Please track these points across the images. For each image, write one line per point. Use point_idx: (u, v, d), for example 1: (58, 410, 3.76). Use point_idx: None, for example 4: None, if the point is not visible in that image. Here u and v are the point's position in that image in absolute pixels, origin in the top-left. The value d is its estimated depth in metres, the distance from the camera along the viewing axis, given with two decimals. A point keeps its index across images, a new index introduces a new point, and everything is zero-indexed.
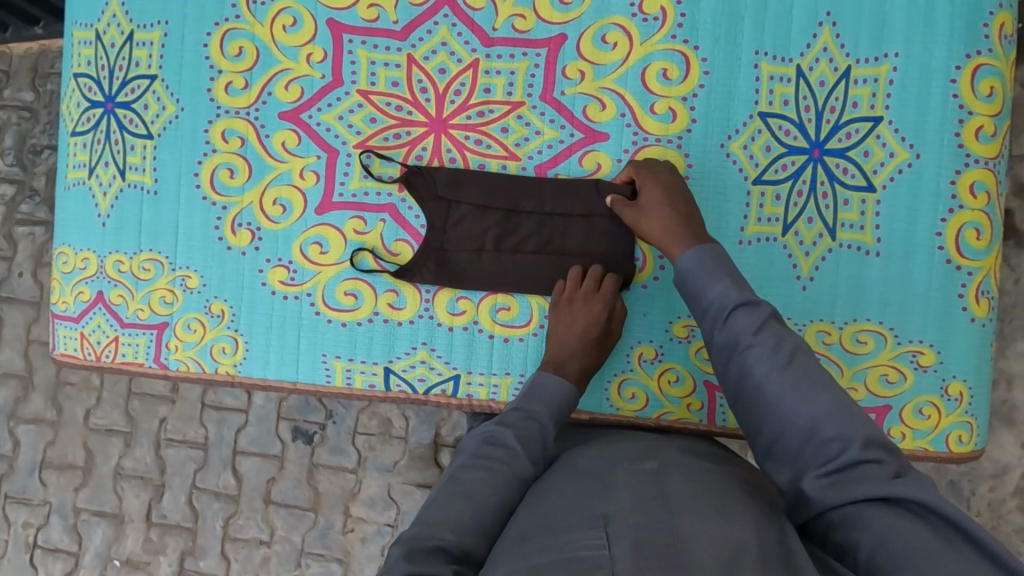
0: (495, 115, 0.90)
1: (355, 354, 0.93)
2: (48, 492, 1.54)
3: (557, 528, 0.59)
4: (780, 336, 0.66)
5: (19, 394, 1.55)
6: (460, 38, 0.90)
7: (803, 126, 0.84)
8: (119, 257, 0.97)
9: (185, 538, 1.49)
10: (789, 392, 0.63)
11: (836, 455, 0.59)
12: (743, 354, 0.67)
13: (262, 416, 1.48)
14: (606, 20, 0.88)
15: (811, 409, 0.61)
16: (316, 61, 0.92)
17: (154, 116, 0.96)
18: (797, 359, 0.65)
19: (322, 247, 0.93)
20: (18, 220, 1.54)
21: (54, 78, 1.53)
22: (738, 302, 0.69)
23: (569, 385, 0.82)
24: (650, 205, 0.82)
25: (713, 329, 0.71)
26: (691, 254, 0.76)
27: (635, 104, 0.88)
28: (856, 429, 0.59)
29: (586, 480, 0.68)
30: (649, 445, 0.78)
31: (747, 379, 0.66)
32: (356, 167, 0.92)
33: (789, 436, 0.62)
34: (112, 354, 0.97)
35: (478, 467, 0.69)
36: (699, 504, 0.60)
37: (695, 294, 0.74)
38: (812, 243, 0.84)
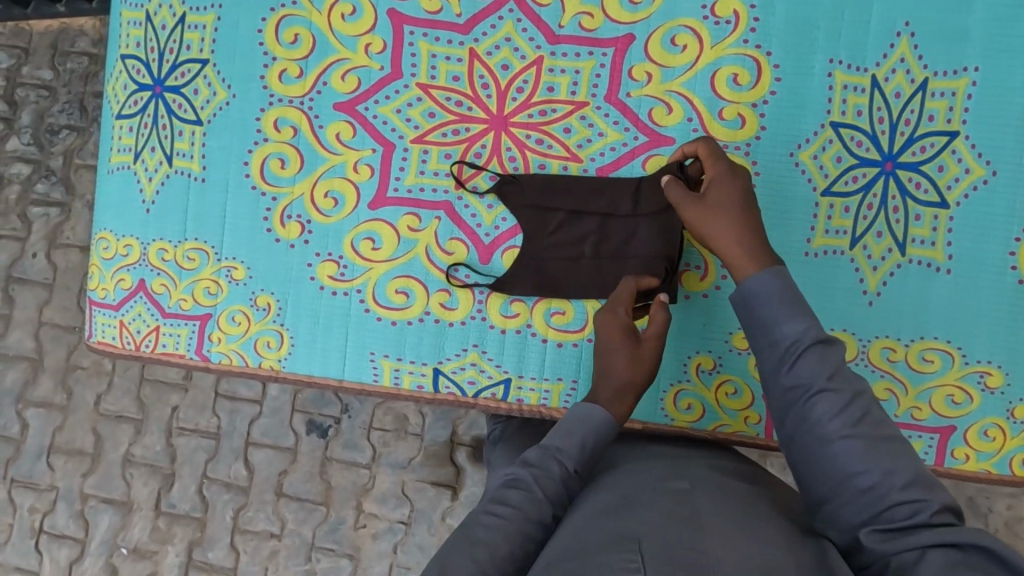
0: (558, 114, 0.88)
1: (404, 353, 0.91)
2: (55, 477, 1.50)
3: (582, 550, 0.57)
4: (852, 384, 0.61)
5: (28, 376, 1.51)
6: (525, 33, 0.88)
7: (876, 138, 0.83)
8: (163, 245, 0.94)
9: (193, 528, 1.45)
10: (858, 453, 0.57)
11: (905, 517, 0.55)
12: (814, 399, 0.60)
13: (276, 408, 1.46)
14: (676, 22, 0.86)
15: (880, 471, 0.57)
16: (375, 52, 0.90)
17: (204, 101, 0.93)
18: (867, 417, 0.59)
19: (374, 243, 0.91)
20: (33, 200, 1.51)
21: (74, 57, 1.51)
22: (816, 343, 0.62)
23: (595, 410, 0.75)
24: (720, 206, 0.73)
25: (778, 368, 0.63)
26: (768, 273, 0.66)
27: (704, 109, 0.86)
28: (929, 496, 0.56)
29: (615, 502, 0.65)
30: (674, 463, 0.76)
31: (809, 429, 0.60)
32: (413, 162, 0.90)
33: (848, 498, 0.58)
34: (152, 344, 0.95)
35: (490, 514, 0.65)
36: (728, 521, 0.59)
37: (766, 326, 0.65)
38: (880, 258, 0.83)
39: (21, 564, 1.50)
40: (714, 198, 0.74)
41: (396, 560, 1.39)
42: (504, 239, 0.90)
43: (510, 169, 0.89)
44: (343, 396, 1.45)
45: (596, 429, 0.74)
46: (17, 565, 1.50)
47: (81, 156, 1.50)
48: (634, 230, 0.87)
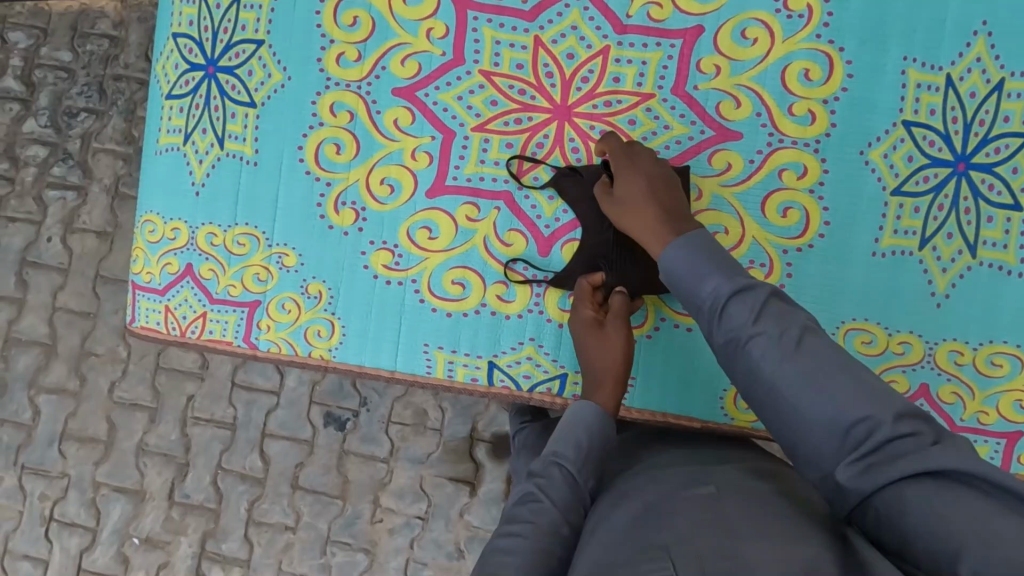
0: (623, 106, 0.86)
1: (458, 346, 0.89)
2: (67, 464, 1.44)
3: (614, 563, 0.56)
4: (784, 320, 0.60)
5: (41, 361, 1.46)
6: (592, 22, 0.86)
7: (949, 137, 0.82)
8: (212, 229, 0.92)
9: (207, 519, 1.41)
10: (802, 383, 0.57)
11: (867, 438, 0.54)
12: (746, 347, 0.60)
13: (293, 399, 1.42)
14: (747, 15, 0.84)
15: (830, 395, 0.55)
16: (437, 37, 0.88)
17: (258, 83, 0.91)
18: (806, 342, 0.58)
19: (431, 232, 0.89)
20: (49, 183, 1.47)
21: (94, 38, 1.48)
22: (730, 294, 0.63)
23: (580, 408, 0.77)
24: (630, 196, 0.77)
25: (711, 328, 0.64)
26: (672, 248, 0.70)
27: (773, 104, 0.84)
28: (879, 407, 0.54)
29: (641, 510, 0.64)
30: (699, 466, 0.72)
31: (755, 376, 0.59)
32: (473, 150, 0.88)
33: (813, 432, 0.56)
34: (199, 330, 0.93)
35: (505, 536, 0.65)
36: (767, 525, 0.56)
37: (689, 294, 0.67)
38: (950, 260, 0.82)
39: (29, 553, 1.44)
40: (624, 189, 0.79)
41: (412, 555, 1.36)
42: (564, 231, 0.88)
43: (573, 160, 0.87)
44: (362, 387, 1.42)
45: (588, 426, 0.75)
46: (25, 554, 1.44)
47: (99, 139, 1.47)
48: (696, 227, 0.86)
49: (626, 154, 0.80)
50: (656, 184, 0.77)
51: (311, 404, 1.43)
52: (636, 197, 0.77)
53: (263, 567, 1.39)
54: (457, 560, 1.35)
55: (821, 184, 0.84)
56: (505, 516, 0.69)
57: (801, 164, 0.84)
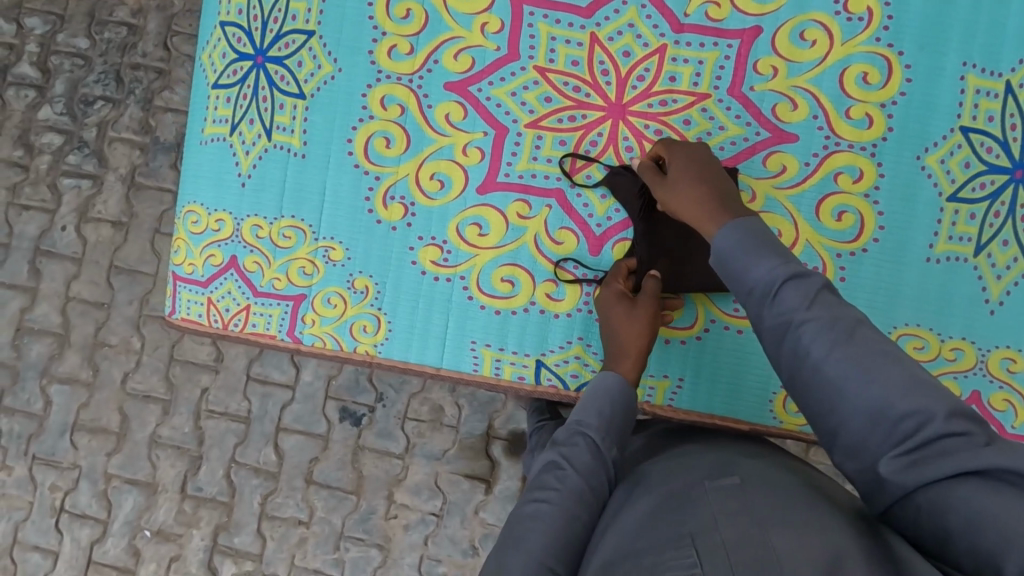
0: (678, 105, 0.86)
1: (506, 343, 0.89)
2: (78, 455, 1.43)
3: (640, 550, 0.58)
4: (838, 309, 0.57)
5: (54, 351, 1.44)
6: (649, 20, 0.86)
7: (1007, 144, 0.81)
8: (258, 222, 0.91)
9: (220, 512, 1.40)
10: (853, 371, 0.53)
11: (915, 432, 0.51)
12: (796, 329, 0.57)
13: (309, 394, 1.41)
14: (806, 16, 0.84)
15: (880, 386, 0.52)
16: (492, 31, 0.87)
17: (308, 74, 0.90)
18: (856, 330, 0.55)
19: (481, 228, 0.88)
20: (64, 171, 1.45)
21: (112, 26, 1.46)
22: (787, 276, 0.59)
23: (602, 378, 0.77)
24: (676, 187, 0.76)
25: (761, 311, 0.60)
26: (721, 232, 0.67)
27: (830, 106, 0.84)
28: (931, 402, 0.51)
29: (662, 499, 0.65)
30: (721, 457, 0.72)
31: (798, 359, 0.56)
32: (526, 147, 0.87)
33: (855, 418, 0.53)
34: (241, 323, 0.92)
35: (532, 502, 0.68)
36: (798, 515, 0.56)
37: (737, 275, 0.63)
38: (1005, 267, 0.82)
39: (38, 544, 1.43)
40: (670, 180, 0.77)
41: (426, 551, 1.35)
42: (614, 231, 0.87)
43: (626, 159, 0.86)
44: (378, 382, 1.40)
45: (610, 396, 0.75)
46: (35, 544, 1.43)
47: (115, 128, 1.45)
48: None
49: (669, 149, 0.80)
50: (704, 176, 0.74)
51: (326, 398, 1.42)
52: (680, 189, 0.75)
53: (276, 561, 1.38)
54: (471, 556, 1.35)
55: (876, 188, 0.84)
56: (531, 483, 0.71)
57: (857, 168, 0.84)
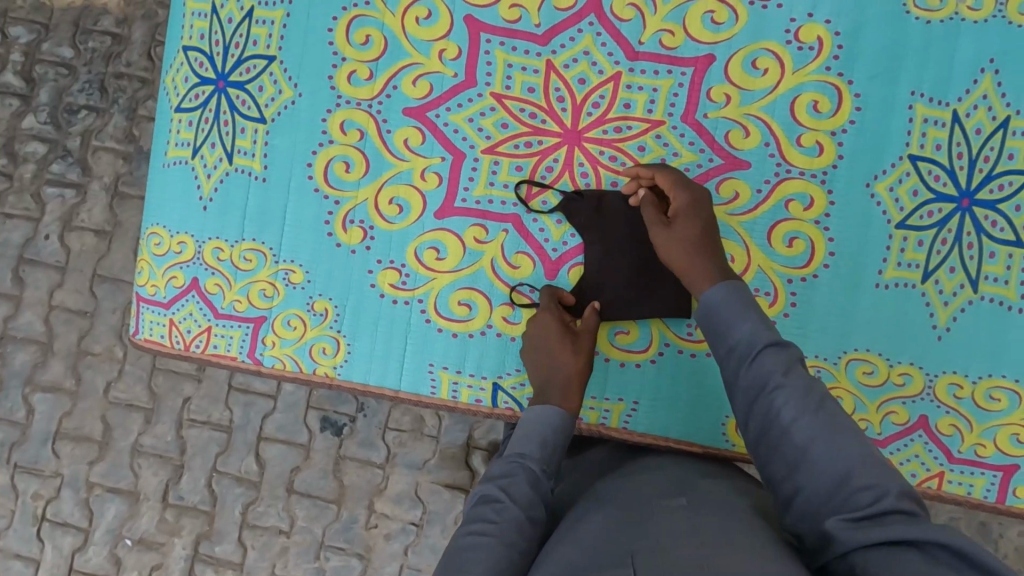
0: (633, 132, 0.87)
1: (464, 366, 0.90)
2: (61, 464, 1.44)
3: (586, 566, 0.58)
4: (811, 382, 0.62)
5: (37, 359, 1.45)
6: (604, 48, 0.87)
7: (954, 173, 0.83)
8: (219, 244, 0.92)
9: (202, 521, 1.40)
10: (818, 438, 0.58)
11: (868, 503, 0.54)
12: (770, 393, 0.62)
13: (291, 403, 1.41)
14: (759, 44, 0.85)
15: (841, 456, 0.57)
16: (449, 58, 0.88)
17: (268, 99, 0.91)
18: (826, 403, 0.61)
19: (439, 252, 0.89)
20: (48, 180, 1.45)
21: (96, 35, 1.45)
22: (768, 342, 0.65)
23: (541, 408, 0.79)
24: (681, 237, 0.79)
25: (738, 371, 0.66)
26: (714, 287, 0.72)
27: (781, 134, 0.85)
28: (886, 480, 0.55)
29: (618, 517, 0.66)
30: (677, 484, 0.74)
31: (769, 421, 0.62)
32: (482, 173, 0.88)
33: (815, 484, 0.57)
34: (203, 345, 0.93)
35: (468, 532, 0.66)
36: (743, 543, 0.57)
37: (723, 333, 0.69)
38: (952, 293, 0.83)
39: (21, 551, 1.44)
40: (678, 226, 0.79)
41: (407, 561, 1.35)
42: (570, 255, 0.88)
43: (581, 185, 0.87)
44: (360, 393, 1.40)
45: (551, 426, 0.77)
46: (18, 552, 1.44)
47: (99, 137, 1.44)
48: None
49: (682, 187, 0.81)
50: (709, 233, 0.79)
51: (308, 408, 1.42)
52: (688, 239, 0.78)
53: (257, 569, 1.38)
54: None
55: (827, 216, 0.85)
56: (466, 515, 0.69)
57: (808, 195, 0.85)
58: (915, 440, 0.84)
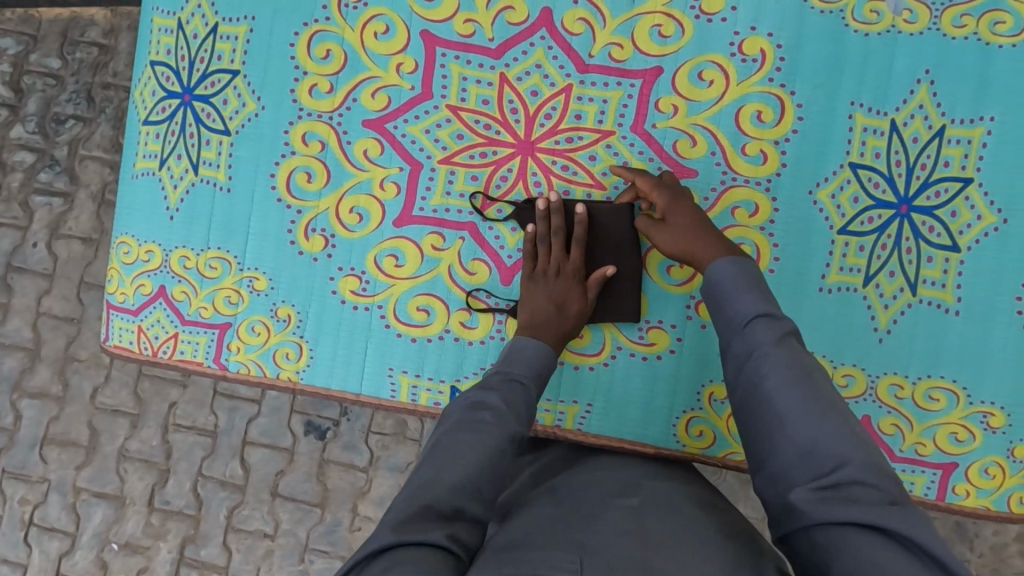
0: (584, 142, 0.90)
1: (423, 370, 0.93)
2: (48, 469, 1.46)
3: (534, 544, 0.60)
4: (798, 354, 0.63)
5: (25, 365, 1.47)
6: (555, 61, 0.90)
7: (892, 180, 0.85)
8: (185, 253, 0.95)
9: (187, 525, 1.42)
10: (796, 406, 0.58)
11: (832, 472, 0.54)
12: (757, 361, 0.63)
13: (275, 407, 1.42)
14: (705, 56, 0.88)
15: (817, 426, 0.57)
16: (406, 71, 0.91)
17: (233, 112, 0.94)
18: (813, 376, 0.61)
19: (398, 260, 0.92)
20: (36, 189, 1.47)
21: (84, 46, 1.45)
22: (760, 312, 0.66)
23: (542, 345, 0.80)
24: (681, 228, 0.80)
25: (730, 339, 0.68)
26: (723, 261, 0.72)
27: (727, 143, 0.88)
28: (854, 454, 0.55)
29: (569, 509, 0.68)
30: (630, 483, 0.76)
31: (753, 387, 0.62)
32: (439, 182, 0.91)
33: (785, 451, 0.58)
34: (170, 350, 0.96)
35: (465, 432, 0.67)
36: (679, 547, 0.59)
37: (720, 305, 0.70)
38: (892, 297, 0.85)
39: (9, 556, 1.46)
40: (673, 220, 0.81)
41: None
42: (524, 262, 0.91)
43: (535, 193, 0.90)
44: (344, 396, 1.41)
45: (545, 358, 0.80)
46: (6, 557, 1.46)
47: (86, 146, 1.45)
48: (651, 262, 0.90)
49: (668, 190, 0.83)
50: (700, 215, 0.81)
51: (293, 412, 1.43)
52: (688, 225, 0.80)
53: (241, 573, 1.40)
54: None
55: (771, 222, 0.87)
56: (458, 414, 0.70)
57: (753, 203, 0.87)
58: None
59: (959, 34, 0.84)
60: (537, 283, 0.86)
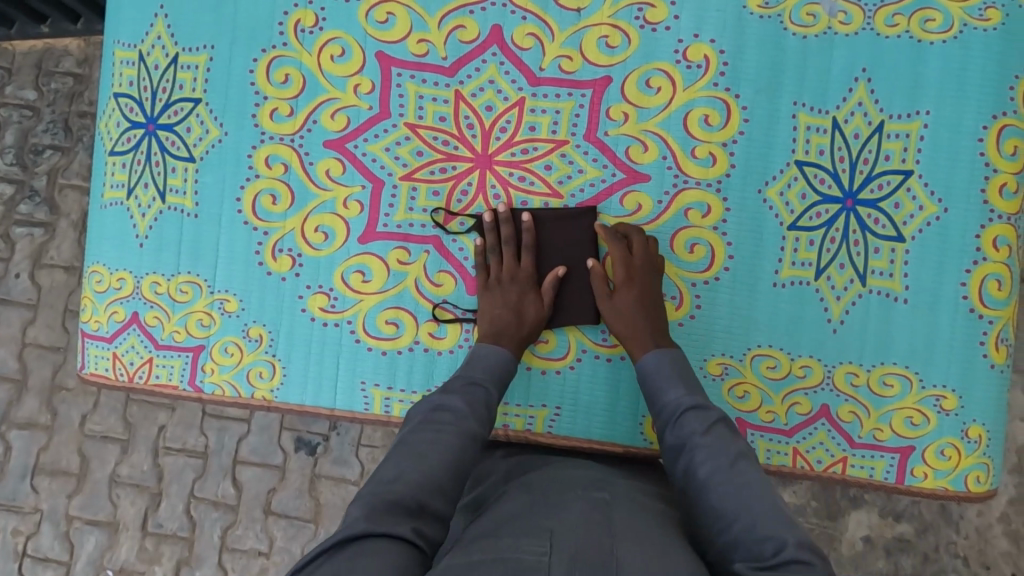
0: (539, 152, 0.92)
1: (395, 382, 0.94)
2: (39, 499, 1.46)
3: (502, 533, 0.62)
4: (727, 440, 0.71)
5: (12, 396, 1.48)
6: (508, 76, 0.92)
7: (837, 175, 0.88)
8: (156, 279, 0.97)
9: (181, 547, 1.43)
10: (728, 492, 0.65)
11: (769, 554, 0.59)
12: (691, 451, 0.71)
13: (264, 425, 1.42)
14: (651, 65, 0.91)
15: (748, 509, 0.63)
16: (364, 92, 0.93)
17: (197, 139, 0.96)
18: (739, 461, 0.68)
19: (364, 275, 0.94)
20: (16, 221, 1.48)
21: (60, 77, 1.47)
22: (689, 404, 0.75)
23: (500, 349, 0.85)
24: (621, 309, 0.87)
25: (666, 430, 0.76)
26: (655, 354, 0.82)
27: (677, 148, 0.91)
28: (785, 532, 0.60)
29: (541, 500, 0.70)
30: (603, 480, 0.78)
31: (691, 478, 0.69)
32: (401, 199, 0.94)
33: (725, 535, 0.63)
34: (146, 375, 0.98)
35: (427, 431, 0.71)
36: (643, 539, 0.60)
37: (656, 398, 0.79)
38: (843, 288, 0.88)
39: None
40: (620, 299, 0.87)
41: None
42: None
43: (494, 206, 0.92)
44: None
45: (503, 364, 0.84)
46: None
47: (66, 176, 1.46)
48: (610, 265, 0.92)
49: (623, 267, 0.87)
50: (646, 306, 0.86)
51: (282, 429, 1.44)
52: (629, 312, 0.86)
53: None
54: None
55: (723, 222, 0.90)
56: (423, 414, 0.74)
57: (705, 204, 0.90)
58: (819, 428, 0.89)
59: (892, 33, 0.87)
60: (492, 293, 0.90)
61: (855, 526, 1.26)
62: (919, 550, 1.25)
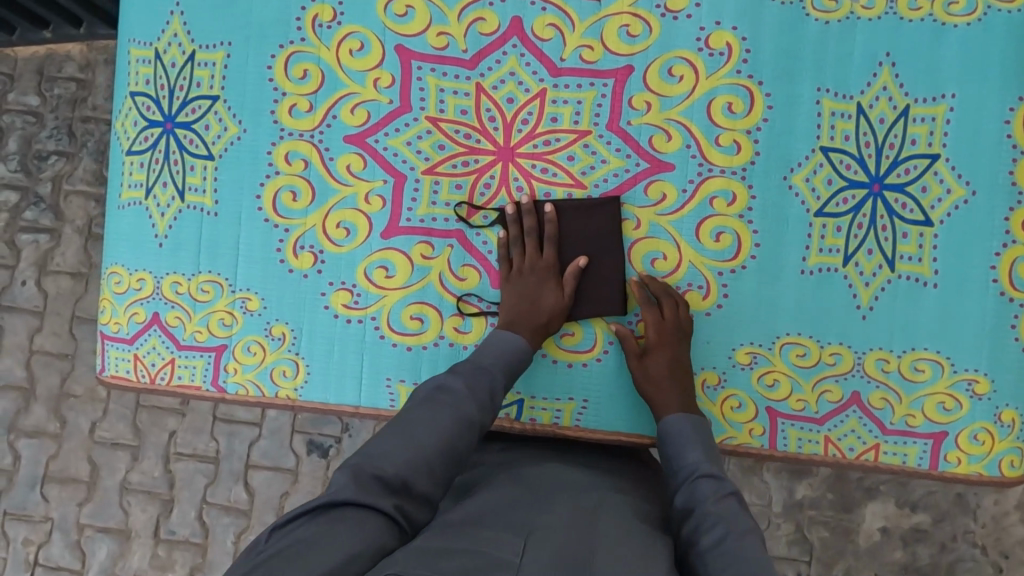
0: (562, 143, 0.92)
1: (420, 377, 0.94)
2: (49, 507, 1.45)
3: (478, 523, 0.63)
4: (738, 513, 0.69)
5: (20, 405, 1.46)
6: (528, 67, 0.92)
7: (864, 160, 0.88)
8: (177, 278, 0.96)
9: (193, 554, 1.42)
10: (729, 561, 0.62)
11: None
12: (698, 514, 0.69)
13: (275, 429, 1.41)
14: (672, 53, 0.90)
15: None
16: (384, 86, 0.93)
17: (215, 137, 0.95)
18: (746, 535, 0.65)
19: (388, 271, 0.93)
20: (21, 227, 1.46)
21: (62, 82, 1.46)
22: (707, 471, 0.74)
23: (514, 335, 0.84)
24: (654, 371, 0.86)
25: (679, 490, 0.75)
26: (681, 416, 0.82)
27: (701, 136, 0.90)
28: None
29: (526, 495, 0.71)
30: (592, 480, 0.78)
31: (693, 541, 0.67)
32: (424, 193, 0.93)
33: None
34: (168, 376, 0.97)
35: (427, 411, 0.71)
36: (625, 543, 0.62)
37: (675, 459, 0.79)
38: (872, 274, 0.88)
39: None
40: (652, 361, 0.87)
41: None
42: None
43: (517, 198, 0.92)
44: None
45: (513, 347, 0.83)
46: None
47: (70, 181, 1.45)
48: (635, 256, 0.91)
49: (657, 329, 0.87)
50: (677, 368, 0.86)
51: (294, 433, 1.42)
52: (663, 374, 0.86)
53: None
54: None
55: (748, 211, 0.89)
56: (427, 391, 0.74)
57: (731, 192, 0.90)
58: (851, 416, 0.88)
59: (915, 17, 0.87)
60: (511, 283, 0.89)
61: (872, 518, 1.25)
62: (936, 540, 1.24)
